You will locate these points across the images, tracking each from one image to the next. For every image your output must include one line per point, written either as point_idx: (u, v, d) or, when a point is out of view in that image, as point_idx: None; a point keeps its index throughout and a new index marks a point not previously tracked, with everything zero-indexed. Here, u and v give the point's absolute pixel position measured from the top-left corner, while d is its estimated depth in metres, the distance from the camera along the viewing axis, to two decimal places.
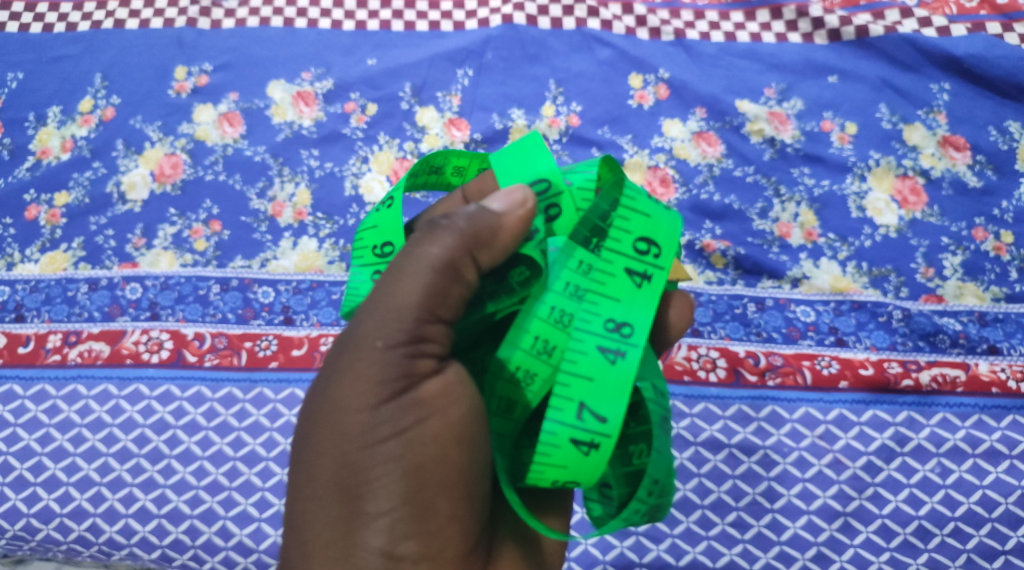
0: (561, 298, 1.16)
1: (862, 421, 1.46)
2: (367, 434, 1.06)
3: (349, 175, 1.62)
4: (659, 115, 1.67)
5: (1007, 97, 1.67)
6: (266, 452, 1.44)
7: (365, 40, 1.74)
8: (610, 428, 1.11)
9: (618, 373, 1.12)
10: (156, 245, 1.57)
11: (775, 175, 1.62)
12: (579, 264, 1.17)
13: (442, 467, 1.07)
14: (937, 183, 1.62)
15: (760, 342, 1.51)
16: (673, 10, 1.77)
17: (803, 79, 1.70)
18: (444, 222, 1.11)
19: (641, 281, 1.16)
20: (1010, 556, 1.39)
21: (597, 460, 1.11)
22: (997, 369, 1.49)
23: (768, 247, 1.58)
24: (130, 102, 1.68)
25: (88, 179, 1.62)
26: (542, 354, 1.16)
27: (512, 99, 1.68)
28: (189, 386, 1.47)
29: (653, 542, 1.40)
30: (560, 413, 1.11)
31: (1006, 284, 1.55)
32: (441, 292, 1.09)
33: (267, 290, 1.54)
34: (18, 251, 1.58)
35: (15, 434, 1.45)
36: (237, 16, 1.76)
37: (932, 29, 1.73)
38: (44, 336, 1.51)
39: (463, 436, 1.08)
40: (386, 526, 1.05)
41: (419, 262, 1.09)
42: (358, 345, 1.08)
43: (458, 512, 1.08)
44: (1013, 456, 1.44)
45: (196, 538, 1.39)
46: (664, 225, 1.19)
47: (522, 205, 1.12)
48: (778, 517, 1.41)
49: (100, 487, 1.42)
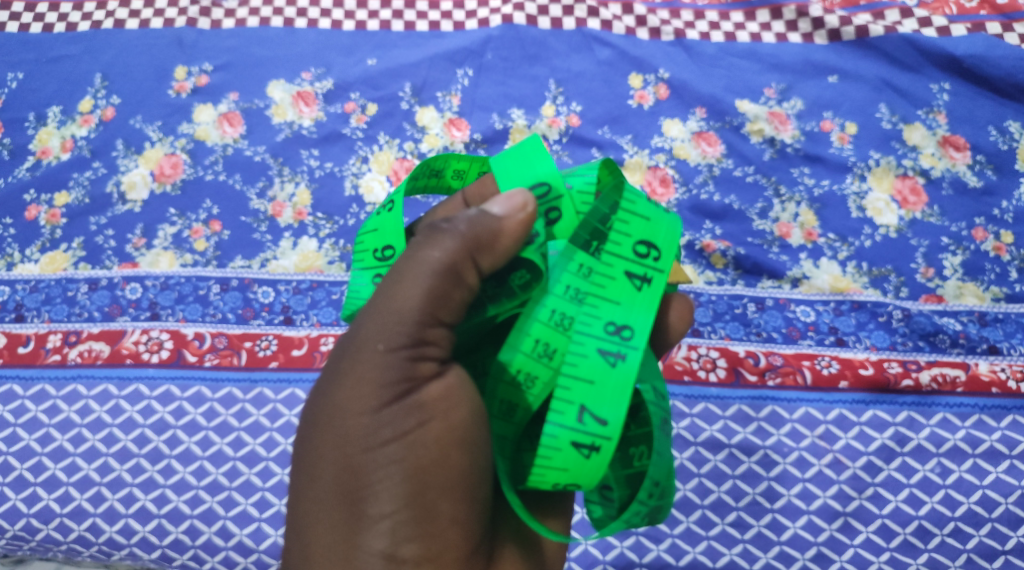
0: (561, 301, 1.16)
1: (862, 421, 1.46)
2: (368, 437, 1.06)
3: (349, 175, 1.62)
4: (659, 115, 1.67)
5: (1006, 97, 1.68)
6: (266, 452, 1.44)
7: (365, 40, 1.74)
8: (610, 431, 1.11)
9: (618, 376, 1.12)
10: (156, 245, 1.57)
11: (775, 175, 1.62)
12: (579, 267, 1.17)
13: (444, 470, 1.06)
14: (937, 183, 1.62)
15: (760, 342, 1.51)
16: (673, 10, 1.77)
17: (803, 79, 1.70)
18: (445, 226, 1.12)
19: (641, 284, 1.16)
20: (1010, 556, 1.39)
21: (598, 464, 1.11)
22: (997, 369, 1.49)
23: (768, 247, 1.58)
24: (131, 102, 1.68)
25: (88, 179, 1.62)
26: (542, 357, 1.16)
27: (512, 99, 1.68)
28: (189, 386, 1.47)
29: (653, 542, 1.40)
30: (561, 416, 1.11)
31: (1006, 284, 1.55)
32: (442, 296, 1.09)
33: (267, 290, 1.54)
34: (18, 250, 1.58)
35: (15, 434, 1.45)
36: (237, 16, 1.76)
37: (932, 29, 1.73)
38: (44, 336, 1.51)
39: (465, 439, 1.08)
40: (387, 529, 1.05)
41: (421, 266, 1.09)
42: (359, 348, 1.08)
43: (460, 515, 1.07)
44: (1013, 456, 1.44)
45: (196, 538, 1.39)
46: (664, 228, 1.19)
47: (523, 208, 1.12)
48: (778, 517, 1.41)
49: (100, 487, 1.42)
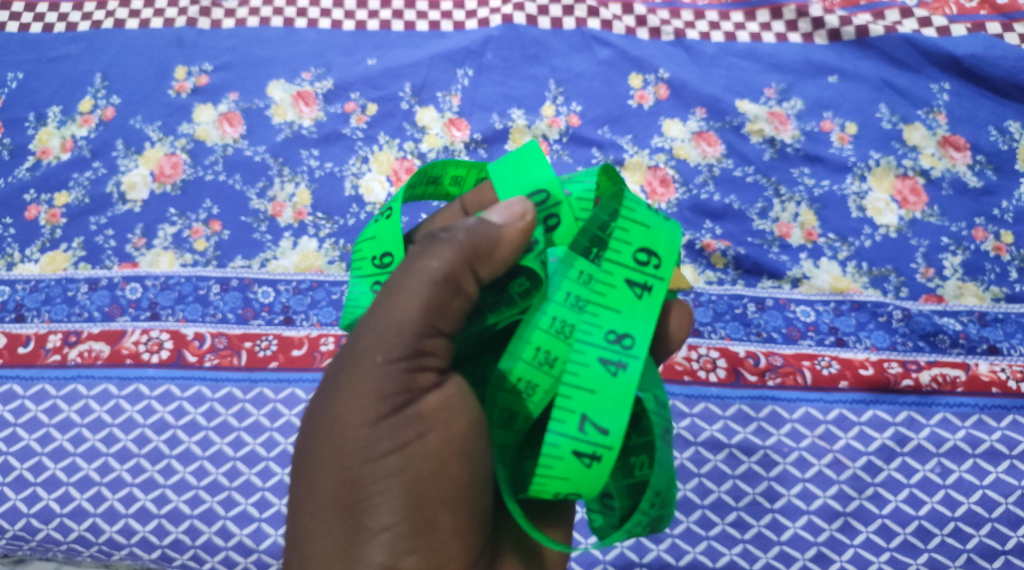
0: (562, 308, 1.16)
1: (862, 421, 1.46)
2: (367, 449, 1.06)
3: (349, 175, 1.62)
4: (659, 115, 1.67)
5: (1007, 97, 1.67)
6: (266, 452, 1.44)
7: (364, 40, 1.74)
8: (612, 441, 1.10)
9: (619, 385, 1.12)
10: (156, 245, 1.57)
11: (775, 175, 1.62)
12: (579, 274, 1.17)
13: (444, 481, 1.07)
14: (937, 183, 1.62)
15: (760, 342, 1.51)
16: (673, 10, 1.77)
17: (803, 79, 1.70)
18: (443, 235, 1.11)
19: (642, 292, 1.16)
20: (1010, 556, 1.39)
21: (599, 472, 1.11)
22: (997, 369, 1.49)
23: (768, 247, 1.58)
24: (131, 102, 1.68)
25: (88, 179, 1.62)
26: (543, 365, 1.16)
27: (512, 99, 1.68)
28: (189, 386, 1.47)
29: (653, 542, 1.40)
30: (562, 425, 1.11)
31: (1006, 284, 1.55)
32: (441, 305, 1.09)
33: (267, 290, 1.54)
34: (18, 251, 1.58)
35: (15, 434, 1.45)
36: (237, 16, 1.76)
37: (932, 29, 1.73)
38: (44, 336, 1.51)
39: (465, 449, 1.08)
40: (388, 541, 1.05)
41: (420, 276, 1.09)
42: (357, 360, 1.08)
43: (461, 525, 1.08)
44: (1013, 456, 1.44)
45: (196, 538, 1.39)
46: (663, 235, 1.19)
47: (521, 217, 1.13)
48: (778, 517, 1.41)
49: (100, 487, 1.42)
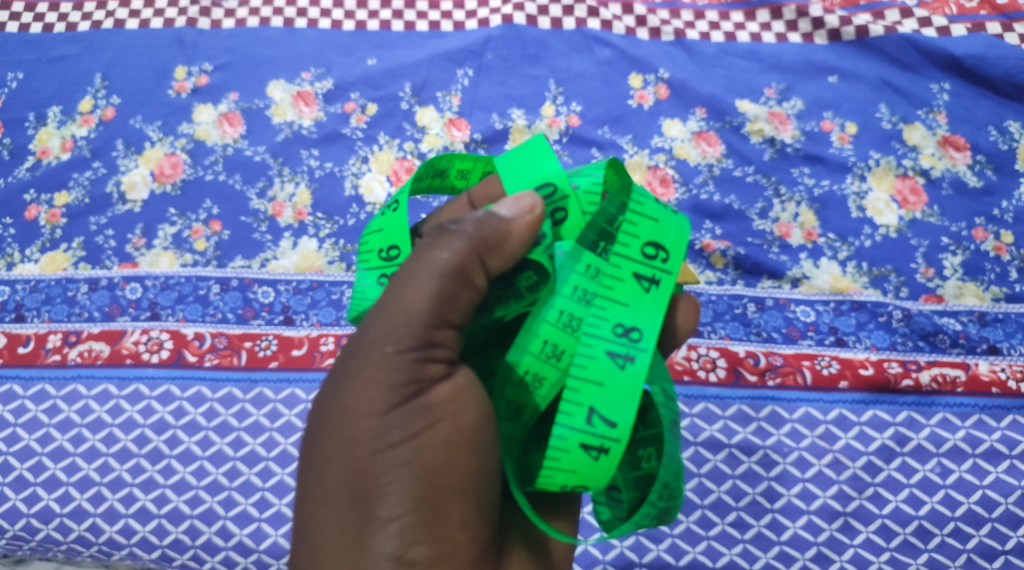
0: (569, 302, 1.16)
1: (862, 421, 1.46)
2: (377, 439, 1.06)
3: (349, 175, 1.62)
4: (660, 115, 1.67)
5: (1007, 97, 1.67)
6: (266, 452, 1.44)
7: (364, 40, 1.74)
8: (620, 433, 1.11)
9: (627, 377, 1.12)
10: (156, 245, 1.57)
11: (775, 175, 1.62)
12: (587, 268, 1.17)
13: (454, 471, 1.06)
14: (937, 183, 1.62)
15: (760, 342, 1.51)
16: (674, 10, 1.77)
17: (803, 79, 1.70)
18: (453, 227, 1.12)
19: (650, 285, 1.16)
20: (1010, 556, 1.39)
21: (606, 465, 1.11)
22: (997, 369, 1.49)
23: (767, 247, 1.58)
24: (131, 102, 1.68)
25: (88, 179, 1.62)
26: (550, 357, 1.16)
27: (512, 99, 1.68)
28: (189, 386, 1.47)
29: (653, 542, 1.40)
30: (570, 417, 1.11)
31: (1006, 284, 1.55)
32: (451, 297, 1.09)
33: (267, 290, 1.54)
34: (18, 251, 1.58)
35: (15, 434, 1.45)
36: (237, 16, 1.76)
37: (932, 29, 1.73)
38: (44, 336, 1.52)
39: (475, 440, 1.08)
40: (397, 531, 1.05)
41: (429, 268, 1.10)
42: (368, 350, 1.08)
43: (469, 516, 1.07)
44: (1013, 456, 1.44)
45: (196, 538, 1.39)
46: (671, 229, 1.19)
47: (531, 210, 1.13)
48: (778, 517, 1.41)
49: (100, 487, 1.42)
